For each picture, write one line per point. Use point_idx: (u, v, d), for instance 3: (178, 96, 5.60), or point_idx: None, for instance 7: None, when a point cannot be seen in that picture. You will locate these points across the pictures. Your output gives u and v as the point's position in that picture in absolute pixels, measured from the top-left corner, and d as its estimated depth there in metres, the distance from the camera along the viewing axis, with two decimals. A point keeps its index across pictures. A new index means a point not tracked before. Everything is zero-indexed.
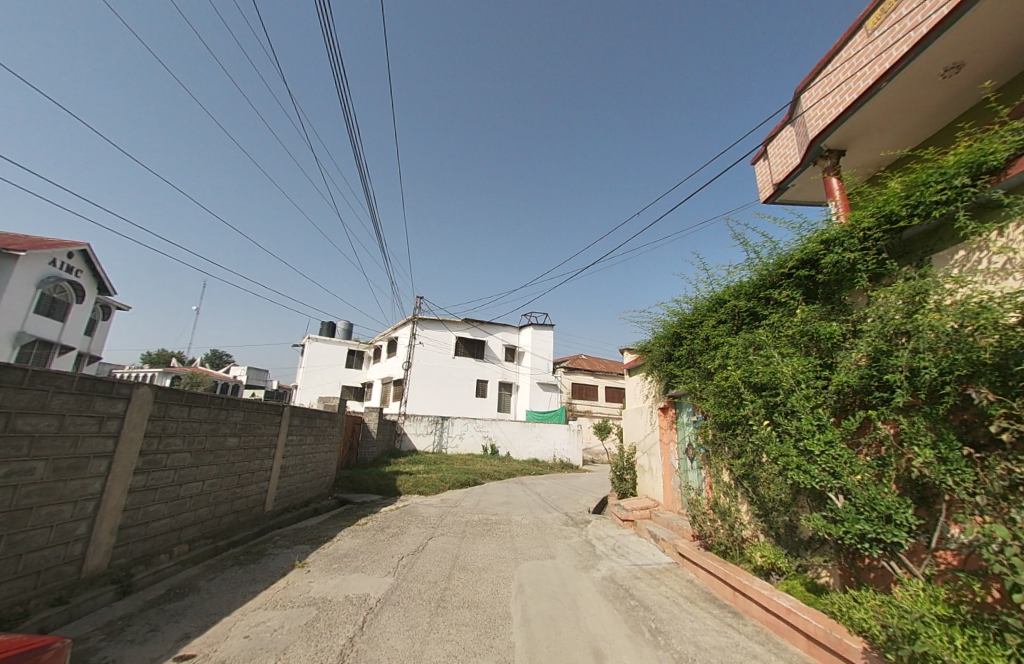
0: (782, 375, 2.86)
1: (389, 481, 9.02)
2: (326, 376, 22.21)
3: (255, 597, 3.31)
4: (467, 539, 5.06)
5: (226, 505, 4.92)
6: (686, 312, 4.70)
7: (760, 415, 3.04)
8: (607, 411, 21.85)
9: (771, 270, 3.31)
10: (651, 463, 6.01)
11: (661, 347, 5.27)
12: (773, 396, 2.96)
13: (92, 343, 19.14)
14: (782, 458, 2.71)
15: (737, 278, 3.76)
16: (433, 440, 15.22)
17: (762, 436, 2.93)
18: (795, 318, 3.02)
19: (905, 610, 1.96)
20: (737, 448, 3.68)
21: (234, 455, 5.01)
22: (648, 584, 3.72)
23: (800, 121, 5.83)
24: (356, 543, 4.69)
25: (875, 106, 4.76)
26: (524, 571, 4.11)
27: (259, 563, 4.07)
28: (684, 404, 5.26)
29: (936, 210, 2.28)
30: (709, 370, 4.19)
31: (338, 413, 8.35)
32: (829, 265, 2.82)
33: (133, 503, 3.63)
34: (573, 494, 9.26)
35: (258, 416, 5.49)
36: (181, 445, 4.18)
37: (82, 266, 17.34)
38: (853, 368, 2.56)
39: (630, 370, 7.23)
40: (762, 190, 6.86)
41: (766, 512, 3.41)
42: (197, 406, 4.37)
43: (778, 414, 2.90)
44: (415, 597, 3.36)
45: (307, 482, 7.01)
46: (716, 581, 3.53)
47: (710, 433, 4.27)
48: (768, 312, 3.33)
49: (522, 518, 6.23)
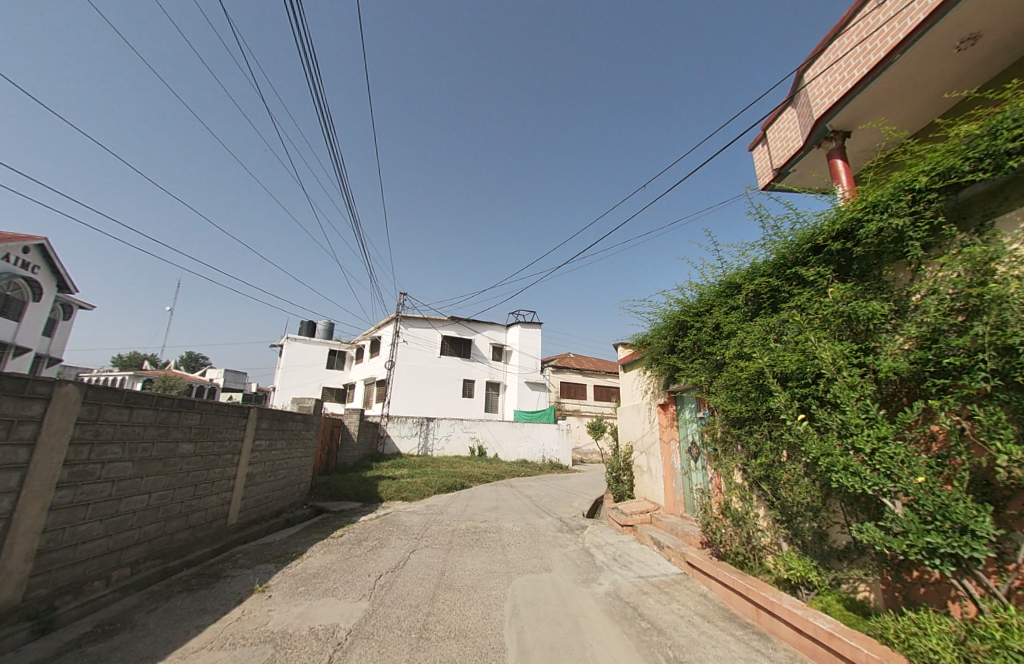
0: (820, 362, 2.47)
1: (370, 487, 8.46)
2: (306, 378, 21.35)
3: (200, 634, 2.77)
4: (454, 551, 4.59)
5: (180, 520, 4.33)
6: (691, 299, 4.34)
7: (789, 408, 2.67)
8: (596, 410, 21.59)
9: (795, 245, 2.96)
10: (649, 463, 5.65)
11: (662, 339, 4.90)
12: (807, 387, 2.58)
13: (52, 344, 17.88)
14: (824, 458, 2.31)
15: (752, 259, 3.41)
16: (418, 442, 14.65)
17: (797, 433, 2.54)
18: (827, 298, 2.66)
19: (1009, 648, 1.62)
20: (756, 447, 3.32)
21: (189, 463, 4.42)
22: (657, 600, 3.32)
23: (803, 101, 5.58)
24: (328, 560, 4.18)
25: (875, 88, 4.59)
26: (519, 588, 3.66)
27: (212, 589, 3.51)
28: (687, 400, 4.93)
29: (1013, 160, 1.96)
30: (719, 362, 3.83)
31: (314, 415, 7.77)
32: (869, 234, 2.45)
33: (56, 523, 3.04)
34: (566, 496, 8.88)
35: (218, 419, 4.89)
36: (121, 453, 3.59)
37: (40, 261, 16.09)
38: (902, 352, 2.22)
39: (626, 367, 6.89)
40: (760, 177, 6.62)
41: (789, 518, 3.04)
42: (141, 408, 3.78)
43: (813, 407, 2.53)
44: (393, 626, 2.88)
45: (278, 490, 6.42)
46: (734, 596, 3.15)
47: (720, 430, 3.91)
48: (793, 293, 2.96)
49: (513, 525, 5.78)
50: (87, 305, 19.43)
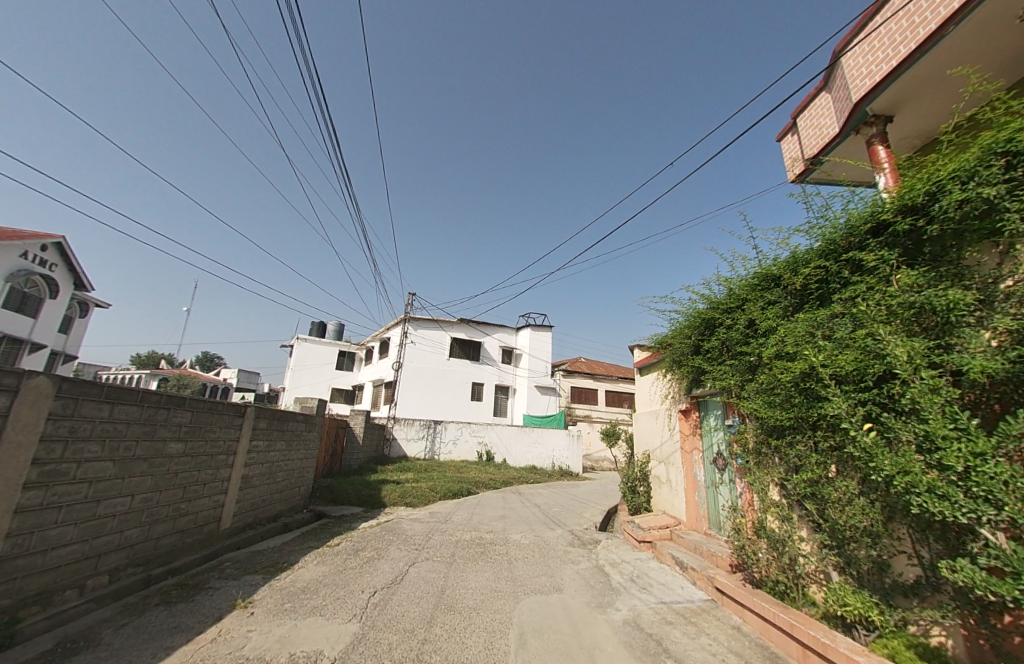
0: (891, 361, 2.07)
1: (372, 492, 8.16)
2: (315, 378, 21.28)
3: (167, 658, 2.47)
4: (456, 565, 4.24)
5: (167, 525, 4.07)
6: (720, 295, 3.95)
7: (850, 416, 2.27)
8: (607, 416, 21.03)
9: (854, 226, 2.56)
10: (669, 474, 5.23)
11: (686, 338, 4.51)
12: (873, 390, 2.19)
13: (68, 341, 18.14)
14: (901, 477, 1.91)
15: (794, 247, 3.02)
16: (425, 446, 14.36)
17: (862, 445, 2.14)
18: (893, 286, 2.27)
19: None
20: (800, 460, 2.92)
21: (177, 463, 4.17)
22: (683, 633, 2.91)
23: (839, 85, 5.18)
24: (320, 572, 3.86)
25: (920, 70, 4.20)
26: (526, 612, 3.28)
27: (191, 602, 3.22)
28: (713, 406, 4.53)
29: None
30: (754, 364, 3.43)
31: (316, 416, 7.52)
32: (948, 210, 2.07)
33: (23, 527, 2.78)
34: (576, 506, 8.45)
35: (211, 418, 4.66)
36: (102, 451, 3.34)
37: (58, 259, 16.33)
38: (997, 348, 1.82)
39: (643, 370, 6.49)
40: (791, 168, 6.23)
41: (840, 544, 2.64)
42: (124, 404, 3.54)
43: (883, 416, 2.12)
44: (383, 656, 2.53)
45: (276, 493, 6.16)
46: (774, 632, 2.74)
47: (753, 441, 3.51)
48: (848, 282, 2.57)
49: (521, 537, 5.40)
50: (103, 304, 19.70)
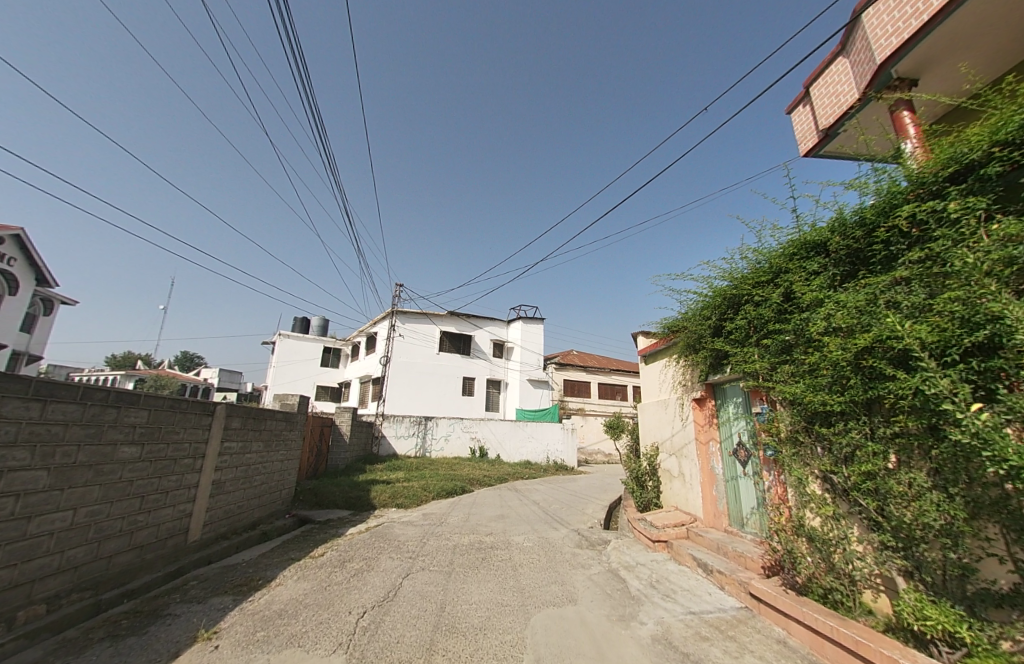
0: (1005, 326, 1.76)
1: (361, 493, 7.66)
2: (299, 376, 20.50)
3: None
4: (456, 575, 3.80)
5: (121, 540, 3.53)
6: (744, 270, 3.59)
7: (948, 395, 1.94)
8: (600, 409, 20.81)
9: (932, 172, 2.26)
10: (681, 467, 4.90)
11: (703, 321, 4.14)
12: (979, 362, 1.87)
13: (32, 341, 17.03)
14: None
15: (846, 209, 2.70)
16: (416, 443, 13.86)
17: (971, 429, 1.81)
18: (989, 240, 1.97)
19: None
20: (854, 449, 2.59)
21: (132, 470, 3.62)
22: (724, 651, 2.53)
23: (860, 47, 4.85)
24: (300, 591, 3.37)
25: (953, 24, 3.87)
26: (540, 630, 2.86)
27: (144, 635, 2.70)
28: (733, 393, 4.20)
29: None
30: (789, 344, 3.09)
31: (298, 414, 6.96)
32: None
33: None
34: (577, 502, 8.10)
35: (172, 418, 4.09)
36: (33, 459, 2.79)
37: (16, 252, 15.21)
38: None
39: (647, 359, 6.13)
40: (802, 141, 5.89)
41: (907, 545, 2.31)
42: (59, 402, 2.97)
43: (996, 391, 1.83)
44: None
45: (254, 499, 5.62)
46: (831, 647, 2.38)
47: (788, 429, 3.18)
48: (924, 243, 2.27)
49: (524, 540, 4.99)
50: (69, 300, 18.53)
